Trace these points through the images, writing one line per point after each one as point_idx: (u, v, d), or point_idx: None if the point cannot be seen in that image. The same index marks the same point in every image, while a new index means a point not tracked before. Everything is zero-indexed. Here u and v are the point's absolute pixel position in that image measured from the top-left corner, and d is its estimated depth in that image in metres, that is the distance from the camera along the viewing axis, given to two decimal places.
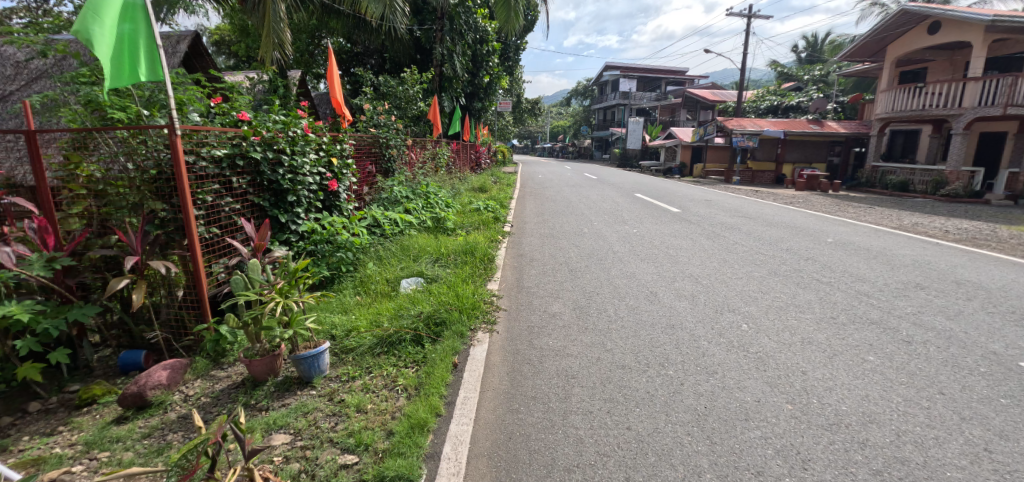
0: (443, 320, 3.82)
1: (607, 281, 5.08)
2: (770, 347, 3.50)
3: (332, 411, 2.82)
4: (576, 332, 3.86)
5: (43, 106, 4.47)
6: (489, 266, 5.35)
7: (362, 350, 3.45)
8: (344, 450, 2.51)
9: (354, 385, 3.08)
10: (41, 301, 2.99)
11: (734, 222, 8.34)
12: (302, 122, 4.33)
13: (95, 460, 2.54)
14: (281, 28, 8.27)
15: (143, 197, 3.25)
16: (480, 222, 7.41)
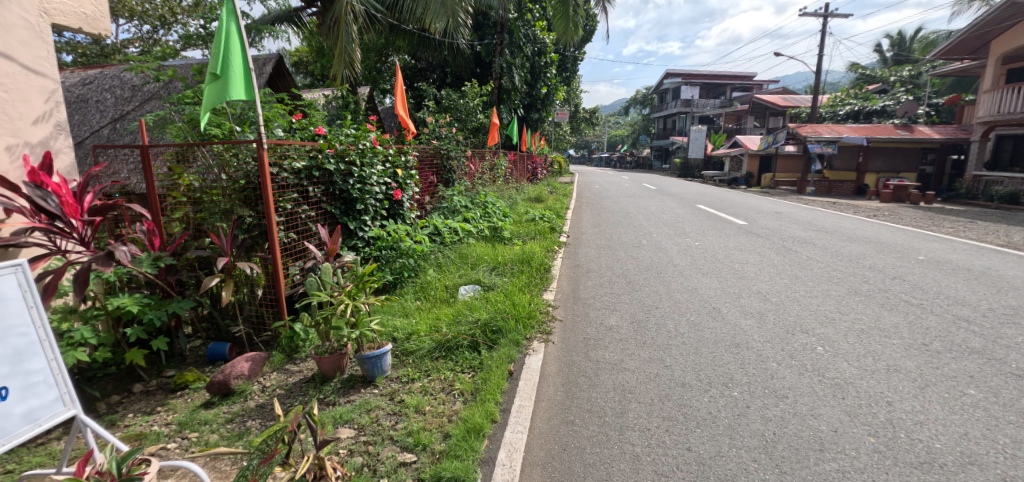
0: (499, 328, 3.91)
1: (667, 295, 5.00)
2: (850, 373, 3.32)
3: (392, 410, 2.98)
4: (633, 346, 3.84)
5: (154, 124, 5.04)
6: (545, 276, 5.42)
7: (422, 353, 3.61)
8: (403, 448, 2.65)
9: (413, 387, 3.23)
10: (147, 295, 3.37)
11: (809, 236, 7.92)
12: (371, 136, 4.62)
13: (186, 439, 2.84)
14: (353, 47, 8.79)
15: (233, 204, 3.60)
16: (536, 232, 7.53)
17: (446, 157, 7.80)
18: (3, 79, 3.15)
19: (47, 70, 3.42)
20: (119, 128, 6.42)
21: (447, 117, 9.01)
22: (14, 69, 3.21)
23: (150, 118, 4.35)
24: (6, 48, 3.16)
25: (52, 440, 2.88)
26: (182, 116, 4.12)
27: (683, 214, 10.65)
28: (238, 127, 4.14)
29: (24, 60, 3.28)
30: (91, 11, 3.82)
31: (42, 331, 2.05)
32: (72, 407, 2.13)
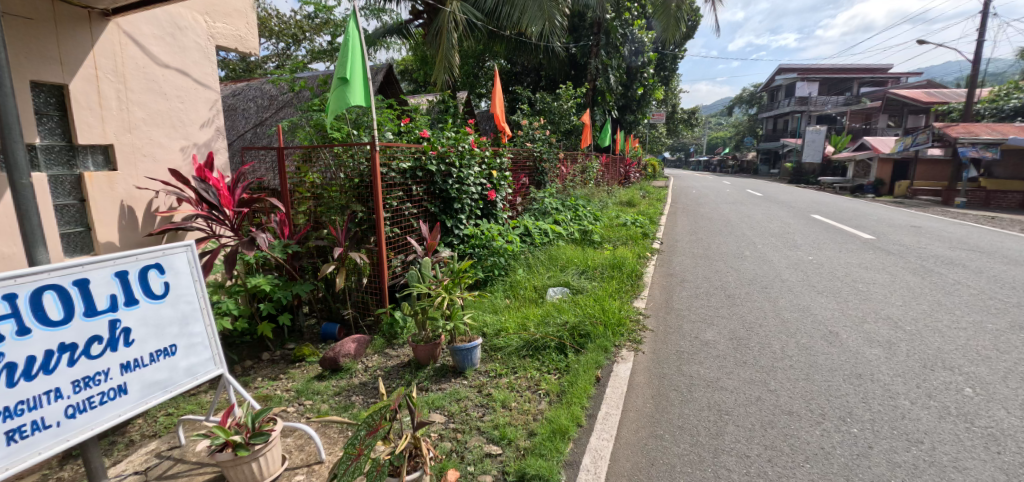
0: (587, 332, 3.96)
1: (772, 313, 4.73)
2: (1008, 424, 2.91)
3: (480, 402, 3.16)
4: (731, 365, 3.70)
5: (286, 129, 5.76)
6: (636, 283, 5.36)
7: (510, 350, 3.78)
8: (489, 440, 2.81)
9: (501, 382, 3.39)
10: (277, 276, 3.87)
11: (956, 257, 6.97)
12: (469, 139, 4.91)
13: (302, 405, 3.23)
14: (453, 53, 9.28)
15: (348, 200, 4.02)
16: (628, 237, 7.44)
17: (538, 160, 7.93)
18: (180, 91, 3.81)
19: (211, 82, 4.07)
20: (259, 132, 7.32)
21: (541, 120, 9.18)
22: (187, 83, 3.87)
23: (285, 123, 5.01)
24: (182, 66, 3.83)
25: (201, 393, 3.43)
26: (311, 123, 4.72)
27: (793, 224, 9.88)
28: (355, 131, 4.62)
29: (195, 75, 3.94)
30: (244, 32, 4.46)
31: (202, 300, 2.49)
32: (221, 366, 2.53)
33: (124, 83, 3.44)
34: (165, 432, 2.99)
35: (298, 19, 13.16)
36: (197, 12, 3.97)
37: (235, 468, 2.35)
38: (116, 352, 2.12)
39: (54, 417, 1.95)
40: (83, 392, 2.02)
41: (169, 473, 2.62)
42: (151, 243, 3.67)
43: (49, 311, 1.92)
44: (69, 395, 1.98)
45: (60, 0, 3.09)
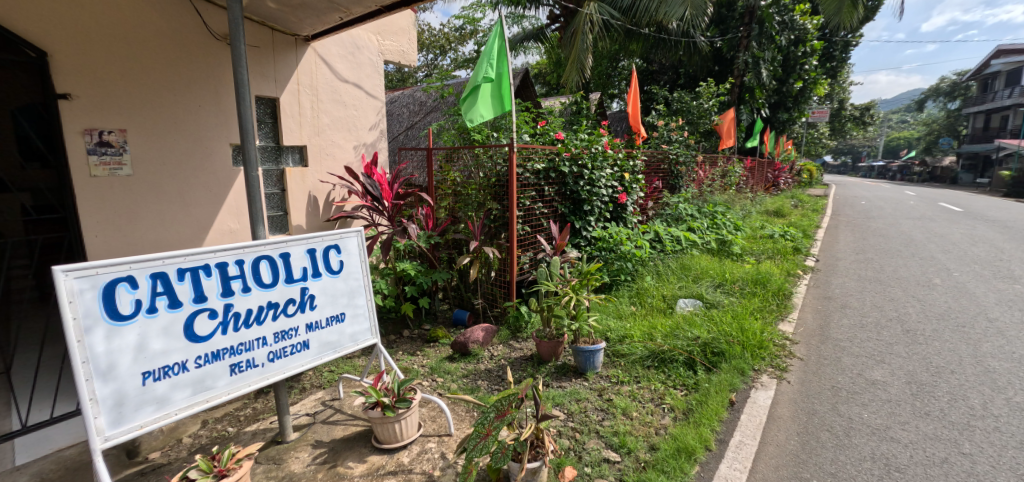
0: (722, 351, 3.79)
1: (967, 358, 3.99)
2: None
3: (600, 406, 3.25)
4: (907, 413, 3.24)
5: (436, 131, 6.41)
6: (782, 304, 4.95)
7: (634, 358, 3.78)
8: (608, 445, 2.89)
9: (622, 389, 3.44)
10: (419, 264, 4.35)
11: None
12: (603, 141, 5.02)
13: (435, 381, 3.62)
14: (586, 54, 9.38)
15: (485, 199, 4.35)
16: (774, 251, 6.84)
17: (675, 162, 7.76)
18: (356, 101, 4.49)
19: (379, 94, 4.69)
20: (410, 135, 8.18)
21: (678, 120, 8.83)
22: (361, 94, 4.53)
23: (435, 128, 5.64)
24: (358, 80, 4.50)
25: (355, 358, 4.01)
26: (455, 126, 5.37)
27: (1005, 247, 8.12)
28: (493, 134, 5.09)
29: (367, 87, 4.59)
30: (406, 47, 5.05)
31: (367, 279, 2.96)
32: (376, 337, 2.98)
33: (316, 95, 4.18)
34: (328, 385, 3.57)
35: (446, 31, 14.27)
36: (372, 34, 4.64)
37: (382, 425, 2.74)
38: (304, 314, 2.63)
39: (260, 359, 2.47)
40: (281, 342, 2.55)
41: (331, 419, 3.14)
42: (327, 228, 4.37)
43: (264, 275, 2.47)
44: (272, 343, 2.51)
45: (278, 31, 3.87)
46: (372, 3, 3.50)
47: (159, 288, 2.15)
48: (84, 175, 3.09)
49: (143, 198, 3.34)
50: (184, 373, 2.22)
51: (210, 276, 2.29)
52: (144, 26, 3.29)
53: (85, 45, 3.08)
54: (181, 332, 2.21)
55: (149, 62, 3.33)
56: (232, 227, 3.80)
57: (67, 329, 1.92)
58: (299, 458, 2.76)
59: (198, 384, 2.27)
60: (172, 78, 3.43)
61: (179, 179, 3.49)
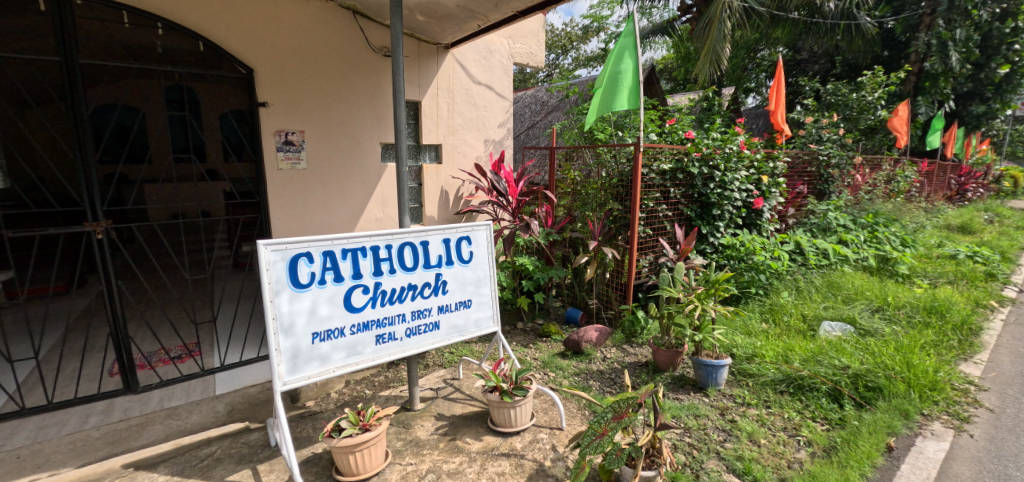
0: (878, 386, 3.34)
1: None
2: None
3: (721, 426, 3.12)
4: None
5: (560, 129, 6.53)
6: (966, 341, 4.14)
7: (765, 381, 3.51)
8: (729, 469, 2.78)
9: (749, 412, 3.25)
10: (536, 260, 4.51)
11: None
12: (738, 140, 4.74)
13: (547, 375, 3.74)
14: (722, 44, 8.70)
15: (607, 199, 4.37)
16: (958, 273, 5.74)
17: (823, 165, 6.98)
18: (486, 102, 4.77)
19: (508, 95, 4.94)
20: (531, 134, 8.35)
21: (832, 115, 7.77)
22: (492, 96, 4.81)
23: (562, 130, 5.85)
24: (489, 82, 4.78)
25: (473, 343, 4.29)
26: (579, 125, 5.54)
27: None
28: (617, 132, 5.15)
29: (498, 89, 4.85)
30: (535, 48, 5.26)
31: (493, 271, 3.16)
32: (497, 326, 3.16)
33: (452, 98, 4.53)
34: (449, 365, 3.88)
35: (569, 30, 14.20)
36: (505, 38, 4.89)
37: (498, 408, 2.93)
38: (437, 296, 2.92)
39: (399, 333, 2.79)
40: (416, 320, 2.85)
41: (452, 396, 3.42)
42: (455, 220, 4.71)
43: (407, 259, 2.80)
44: (409, 320, 2.82)
45: (424, 41, 4.28)
46: (508, 9, 3.70)
47: (328, 264, 2.55)
48: (272, 167, 3.72)
49: (312, 187, 3.92)
50: (341, 337, 2.60)
51: (365, 256, 2.66)
52: (321, 42, 3.85)
53: (279, 57, 3.69)
54: (342, 302, 2.59)
55: (325, 71, 3.89)
56: (378, 215, 4.27)
57: (263, 290, 2.38)
58: (424, 425, 3.06)
59: (350, 349, 2.63)
60: (340, 84, 3.97)
61: (340, 173, 4.03)
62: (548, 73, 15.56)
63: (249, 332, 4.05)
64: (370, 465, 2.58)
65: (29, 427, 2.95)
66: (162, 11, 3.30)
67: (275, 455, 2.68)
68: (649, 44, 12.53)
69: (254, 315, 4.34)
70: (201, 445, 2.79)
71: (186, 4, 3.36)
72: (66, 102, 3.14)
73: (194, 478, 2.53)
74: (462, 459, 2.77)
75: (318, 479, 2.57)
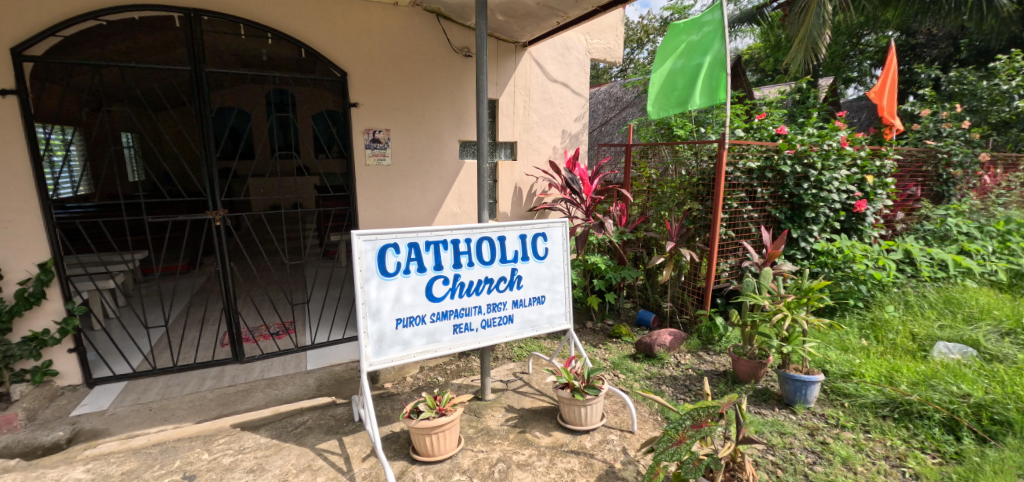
0: (1007, 420, 2.94)
1: None
2: None
3: (810, 447, 2.92)
4: None
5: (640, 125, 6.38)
6: None
7: (864, 403, 3.23)
8: None
9: (843, 435, 3.01)
10: (609, 259, 4.45)
11: None
12: (839, 136, 4.37)
13: (617, 377, 3.68)
14: (821, 31, 7.99)
15: (685, 198, 4.20)
16: None
17: (942, 164, 6.33)
18: (562, 100, 4.76)
19: (584, 92, 4.88)
20: (604, 131, 8.11)
21: (954, 106, 6.88)
22: (568, 93, 4.78)
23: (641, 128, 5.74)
24: (566, 79, 4.76)
25: (542, 339, 4.30)
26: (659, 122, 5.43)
27: None
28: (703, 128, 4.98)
29: (574, 86, 4.82)
30: (613, 44, 5.12)
31: (567, 268, 3.15)
32: (569, 323, 3.16)
33: (530, 96, 4.57)
34: (518, 359, 3.93)
35: (644, 23, 13.58)
36: (581, 34, 4.83)
37: (569, 406, 2.93)
38: (512, 290, 2.97)
39: (475, 324, 2.88)
40: (492, 312, 2.92)
41: (521, 389, 3.46)
42: (528, 217, 4.77)
43: (485, 253, 2.87)
44: (485, 312, 2.90)
45: (502, 40, 4.37)
46: (589, 4, 3.68)
47: (412, 254, 2.68)
48: (361, 163, 3.97)
49: (397, 182, 4.14)
50: (422, 324, 2.73)
51: (446, 249, 2.76)
52: (408, 45, 4.04)
53: (371, 60, 3.92)
54: (423, 291, 2.72)
55: (411, 72, 4.08)
56: (455, 210, 4.42)
57: (354, 276, 2.55)
58: (495, 416, 3.13)
59: (430, 336, 2.75)
60: (426, 84, 4.14)
61: (422, 169, 4.22)
62: (622, 69, 15.06)
63: (336, 316, 4.36)
64: (444, 448, 2.67)
65: (160, 385, 3.42)
66: (272, 21, 3.61)
67: (359, 429, 2.86)
68: (734, 34, 11.73)
69: (340, 300, 4.67)
70: (295, 414, 3.05)
71: (290, 14, 3.66)
72: (193, 104, 3.55)
73: (290, 443, 2.76)
74: (532, 452, 2.80)
75: (397, 456, 2.71)
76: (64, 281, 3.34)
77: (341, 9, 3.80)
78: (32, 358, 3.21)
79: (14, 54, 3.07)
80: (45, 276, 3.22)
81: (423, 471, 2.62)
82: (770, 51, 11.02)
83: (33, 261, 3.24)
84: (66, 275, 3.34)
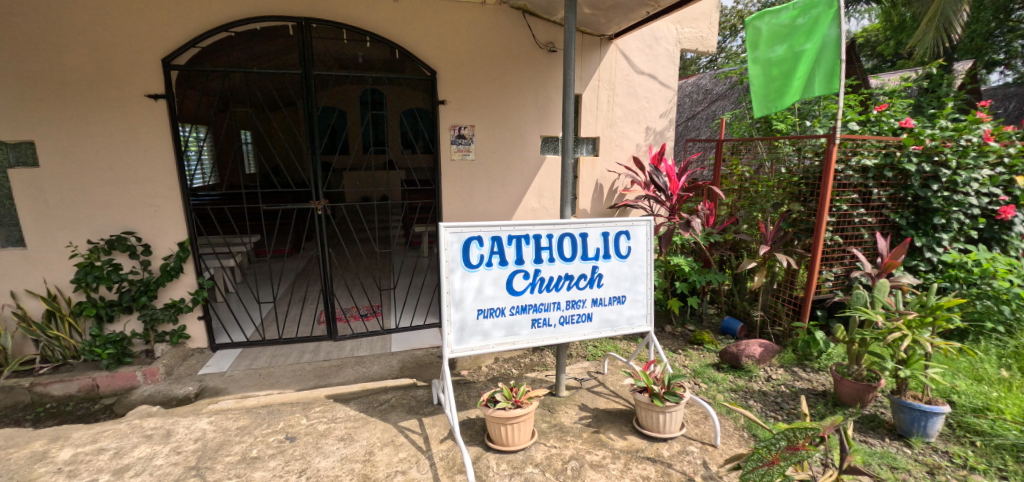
0: None
1: None
2: None
3: None
4: None
5: (734, 119, 6.01)
6: None
7: (1000, 443, 2.82)
8: None
9: (969, 477, 2.65)
10: (693, 261, 4.27)
11: None
12: (982, 130, 3.85)
13: (698, 386, 3.52)
14: (957, 8, 7.01)
15: (783, 198, 3.92)
16: None
17: None
18: (648, 93, 4.61)
19: (673, 84, 4.68)
20: (690, 125, 7.68)
21: None
22: (655, 86, 4.62)
23: (734, 123, 5.43)
24: (654, 71, 4.59)
25: (618, 340, 4.22)
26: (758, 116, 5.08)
27: None
28: (811, 122, 4.60)
29: (662, 78, 4.64)
30: (706, 32, 4.81)
31: (650, 268, 3.06)
32: (649, 325, 3.07)
33: (614, 90, 4.49)
34: (592, 358, 3.89)
35: (738, 9, 12.62)
36: (671, 23, 4.63)
37: (647, 411, 2.85)
38: (591, 288, 2.94)
39: (553, 320, 2.89)
40: (570, 309, 2.91)
41: (595, 389, 3.42)
42: (609, 214, 4.70)
43: (566, 250, 2.87)
44: (563, 308, 2.90)
45: (587, 33, 4.33)
46: None
47: (495, 248, 2.74)
48: (447, 158, 4.13)
49: (481, 177, 4.26)
50: (502, 316, 2.78)
51: (528, 244, 2.79)
52: (497, 43, 4.11)
53: (460, 59, 4.05)
54: (504, 284, 2.77)
55: (499, 69, 4.15)
56: (535, 205, 4.44)
57: (440, 266, 2.66)
58: (569, 413, 3.12)
59: (509, 329, 2.80)
60: (512, 81, 4.20)
61: (506, 165, 4.30)
62: (713, 59, 14.20)
63: (419, 303, 4.56)
64: (518, 439, 2.71)
65: (268, 353, 3.80)
66: (370, 26, 3.84)
67: (437, 412, 2.99)
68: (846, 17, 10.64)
69: (424, 288, 4.88)
70: (379, 392, 3.24)
71: (387, 17, 3.87)
72: (302, 102, 3.87)
73: (375, 418, 2.94)
74: (606, 453, 2.76)
75: (472, 442, 2.79)
76: (197, 258, 3.80)
77: (433, 10, 3.95)
78: (171, 322, 3.70)
79: (160, 62, 3.51)
80: (182, 254, 3.68)
81: (496, 459, 2.68)
82: (889, 34, 9.79)
83: (174, 241, 3.72)
84: (199, 253, 3.80)
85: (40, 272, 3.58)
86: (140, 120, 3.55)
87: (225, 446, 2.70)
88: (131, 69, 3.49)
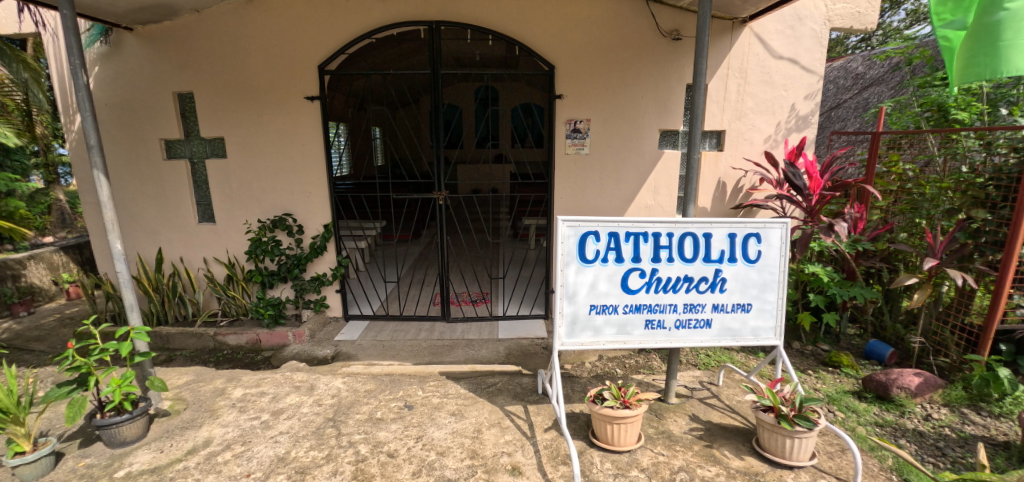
0: None
1: None
2: None
3: None
4: None
5: (895, 108, 5.22)
6: None
7: None
8: None
9: None
10: (835, 272, 3.82)
11: None
12: None
13: (832, 413, 3.14)
14: None
15: (964, 203, 3.29)
16: None
17: None
18: (787, 80, 4.19)
19: (819, 68, 4.18)
20: (835, 116, 6.83)
21: None
22: (796, 71, 4.17)
23: (898, 115, 4.73)
24: (795, 55, 4.15)
25: (735, 351, 3.92)
26: (931, 105, 4.35)
27: None
28: (1007, 109, 3.82)
29: (805, 62, 4.17)
30: (865, 7, 4.13)
31: (782, 275, 2.78)
32: (778, 340, 2.81)
33: (745, 78, 4.15)
34: (705, 367, 3.65)
35: None
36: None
37: (771, 433, 2.60)
38: (713, 293, 2.76)
39: (668, 322, 2.76)
40: (688, 313, 2.76)
41: (709, 401, 3.21)
42: (732, 214, 4.38)
43: (687, 250, 2.72)
44: (680, 311, 2.76)
45: (717, 19, 4.06)
46: None
47: (612, 244, 2.68)
48: (561, 152, 4.15)
49: (598, 173, 4.21)
50: (615, 314, 2.72)
51: (646, 241, 2.69)
52: (620, 36, 4.00)
53: (581, 52, 4.02)
54: (619, 282, 2.71)
55: (622, 62, 4.04)
56: (649, 203, 4.28)
57: (555, 259, 2.66)
58: (678, 422, 2.97)
59: (621, 327, 2.74)
60: (635, 73, 4.06)
61: (624, 161, 4.19)
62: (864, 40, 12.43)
63: (527, 293, 4.63)
64: (624, 441, 2.64)
65: (391, 328, 4.12)
66: (494, 24, 3.95)
67: (542, 402, 3.01)
68: None
69: (532, 280, 4.93)
70: (488, 375, 3.35)
71: (511, 16, 3.96)
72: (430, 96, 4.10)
73: (483, 399, 3.04)
74: (720, 471, 2.58)
75: (577, 436, 2.78)
76: (338, 239, 4.21)
77: (556, 5, 3.95)
78: (315, 292, 4.18)
79: (313, 63, 3.95)
80: (327, 234, 4.12)
81: (600, 457, 2.63)
82: None
83: (319, 222, 4.18)
84: (339, 234, 4.21)
85: (225, 244, 4.27)
86: (296, 115, 4.02)
87: (356, 405, 2.99)
88: (290, 70, 3.96)
